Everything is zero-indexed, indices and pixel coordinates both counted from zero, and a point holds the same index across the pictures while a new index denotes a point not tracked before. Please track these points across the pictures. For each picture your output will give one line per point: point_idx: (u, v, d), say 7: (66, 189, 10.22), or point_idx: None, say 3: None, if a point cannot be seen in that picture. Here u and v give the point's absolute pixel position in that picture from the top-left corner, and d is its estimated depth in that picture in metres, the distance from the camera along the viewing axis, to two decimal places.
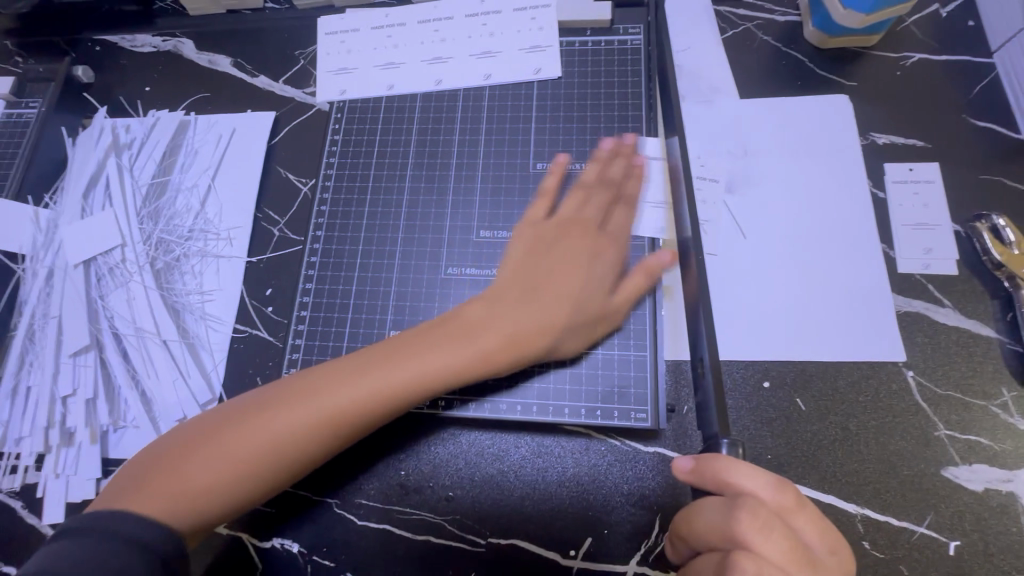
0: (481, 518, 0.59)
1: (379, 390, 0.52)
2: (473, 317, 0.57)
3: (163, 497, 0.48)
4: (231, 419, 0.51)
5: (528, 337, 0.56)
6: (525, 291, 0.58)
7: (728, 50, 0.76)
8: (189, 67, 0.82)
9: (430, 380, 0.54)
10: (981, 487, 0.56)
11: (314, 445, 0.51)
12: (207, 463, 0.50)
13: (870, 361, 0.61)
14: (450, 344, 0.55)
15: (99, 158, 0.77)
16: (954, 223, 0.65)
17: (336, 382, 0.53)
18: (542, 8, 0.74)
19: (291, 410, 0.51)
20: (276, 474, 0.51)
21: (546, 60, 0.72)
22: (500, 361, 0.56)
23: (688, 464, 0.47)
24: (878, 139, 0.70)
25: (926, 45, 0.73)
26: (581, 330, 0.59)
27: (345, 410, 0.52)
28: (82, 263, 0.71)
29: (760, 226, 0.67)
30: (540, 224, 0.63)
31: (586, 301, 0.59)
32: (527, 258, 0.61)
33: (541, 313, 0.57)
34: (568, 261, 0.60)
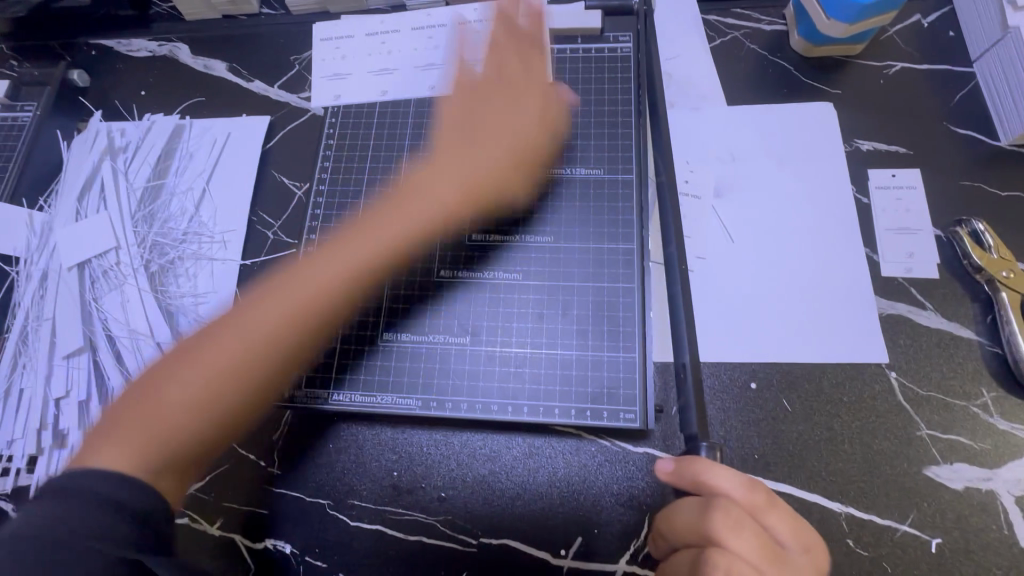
0: (473, 518, 0.60)
1: (343, 274, 0.60)
2: (414, 187, 0.65)
3: (148, 429, 0.49)
4: (199, 342, 0.54)
5: (478, 185, 0.65)
6: (465, 137, 0.66)
7: (716, 58, 0.78)
8: (184, 71, 0.83)
9: (388, 244, 0.62)
10: (961, 486, 0.57)
11: (289, 334, 0.57)
12: (186, 380, 0.52)
13: (854, 363, 0.62)
14: (398, 224, 0.63)
15: (94, 162, 0.77)
16: (935, 228, 0.67)
17: (297, 277, 0.59)
18: None
19: (258, 309, 0.56)
20: (261, 372, 0.55)
21: None
22: (456, 205, 0.64)
23: (669, 466, 0.47)
24: (862, 146, 0.71)
25: (908, 55, 0.75)
26: (523, 176, 0.67)
27: (314, 295, 0.58)
28: (76, 266, 0.72)
29: (747, 230, 0.68)
30: (454, 111, 0.68)
31: (526, 139, 0.67)
32: (457, 116, 0.67)
33: (485, 158, 0.65)
34: (499, 111, 0.66)
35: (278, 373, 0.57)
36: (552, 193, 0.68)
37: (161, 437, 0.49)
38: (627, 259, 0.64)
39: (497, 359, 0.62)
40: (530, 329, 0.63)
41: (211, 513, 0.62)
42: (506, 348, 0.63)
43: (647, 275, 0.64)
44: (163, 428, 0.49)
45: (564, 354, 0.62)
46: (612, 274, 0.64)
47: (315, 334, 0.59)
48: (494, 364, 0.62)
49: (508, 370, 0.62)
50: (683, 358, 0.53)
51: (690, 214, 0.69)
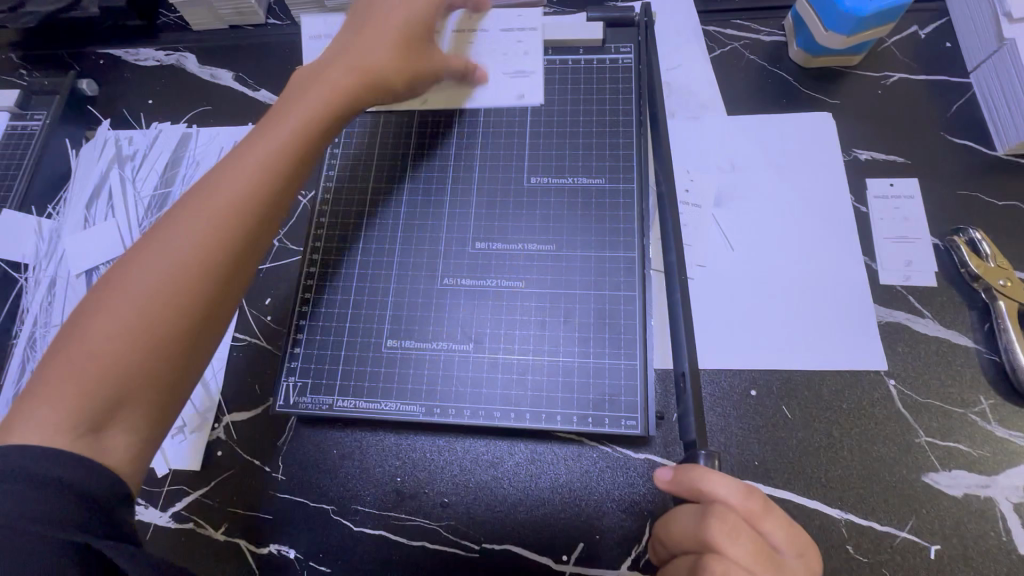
0: (475, 524, 0.61)
1: (258, 171, 0.53)
2: (319, 72, 0.62)
3: (80, 378, 0.44)
4: (119, 272, 0.48)
5: (369, 67, 0.63)
6: (349, 43, 0.64)
7: (715, 68, 0.79)
8: (192, 80, 0.84)
9: (307, 122, 0.58)
10: (960, 493, 0.58)
11: (218, 245, 0.50)
12: (110, 316, 0.46)
13: (852, 370, 0.63)
14: (303, 104, 0.59)
15: (102, 170, 0.79)
16: (933, 236, 0.68)
17: (208, 187, 0.52)
18: (528, 32, 0.75)
19: (170, 229, 0.50)
20: (194, 294, 0.48)
21: (530, 85, 0.74)
22: (348, 87, 0.61)
23: (667, 474, 0.48)
24: (861, 155, 0.72)
25: (906, 66, 0.76)
26: (407, 53, 0.65)
27: (232, 202, 0.51)
28: (84, 272, 0.73)
29: (746, 238, 0.69)
30: (346, 30, 0.66)
31: (405, 29, 0.65)
32: (349, 30, 0.66)
33: (371, 48, 0.63)
34: (389, 10, 0.65)
35: (219, 293, 0.50)
36: (554, 201, 0.69)
37: (97, 383, 0.45)
38: (628, 268, 0.65)
39: (500, 366, 0.63)
40: (533, 336, 0.64)
41: (217, 518, 0.63)
42: (508, 355, 0.63)
43: (647, 282, 0.64)
44: (93, 372, 0.45)
45: (565, 361, 0.62)
46: (613, 282, 0.65)
47: (253, 234, 0.52)
48: (497, 372, 0.63)
49: (510, 377, 0.62)
50: (682, 367, 0.54)
51: (690, 223, 0.70)
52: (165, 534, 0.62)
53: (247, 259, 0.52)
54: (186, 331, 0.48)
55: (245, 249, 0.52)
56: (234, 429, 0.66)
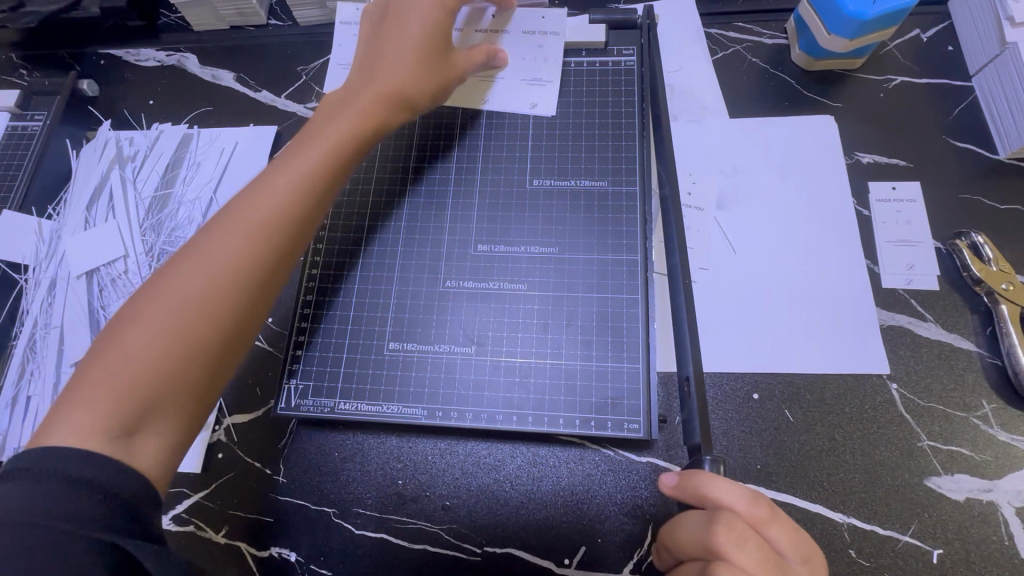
0: (477, 527, 0.61)
1: (290, 186, 0.53)
2: (346, 93, 0.60)
3: (117, 386, 0.44)
4: (155, 283, 0.48)
5: (395, 85, 0.60)
6: (372, 59, 0.62)
7: (718, 71, 0.79)
8: (193, 81, 0.84)
9: (337, 141, 0.57)
10: (962, 497, 0.58)
11: (251, 259, 0.50)
12: (146, 324, 0.46)
13: (855, 373, 0.62)
14: (331, 123, 0.58)
15: (102, 171, 0.78)
16: (935, 240, 0.68)
17: (244, 200, 0.52)
18: (552, 37, 0.74)
19: (207, 241, 0.50)
20: (229, 306, 0.48)
21: (543, 94, 0.73)
22: (375, 108, 0.60)
23: (673, 480, 0.49)
24: (863, 158, 0.72)
25: (907, 69, 0.76)
26: (432, 68, 0.63)
27: (267, 217, 0.51)
28: (85, 274, 0.72)
29: (748, 242, 0.69)
30: (368, 44, 0.64)
31: (429, 41, 0.62)
32: (369, 45, 0.64)
33: (397, 64, 0.61)
34: (410, 20, 0.62)
35: (252, 305, 0.50)
36: (557, 204, 0.69)
37: (131, 391, 0.44)
38: (631, 271, 0.65)
39: (502, 369, 0.63)
40: (535, 339, 0.63)
41: (218, 521, 0.62)
42: (510, 358, 0.63)
43: (649, 285, 0.64)
44: (126, 380, 0.44)
45: (568, 364, 0.62)
46: (616, 285, 0.65)
47: (286, 249, 0.52)
48: (499, 375, 0.63)
49: (512, 380, 0.62)
50: (686, 372, 0.54)
51: (693, 226, 0.70)
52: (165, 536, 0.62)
53: (280, 273, 0.52)
54: (224, 343, 0.48)
55: (280, 264, 0.52)
56: (235, 431, 0.66)
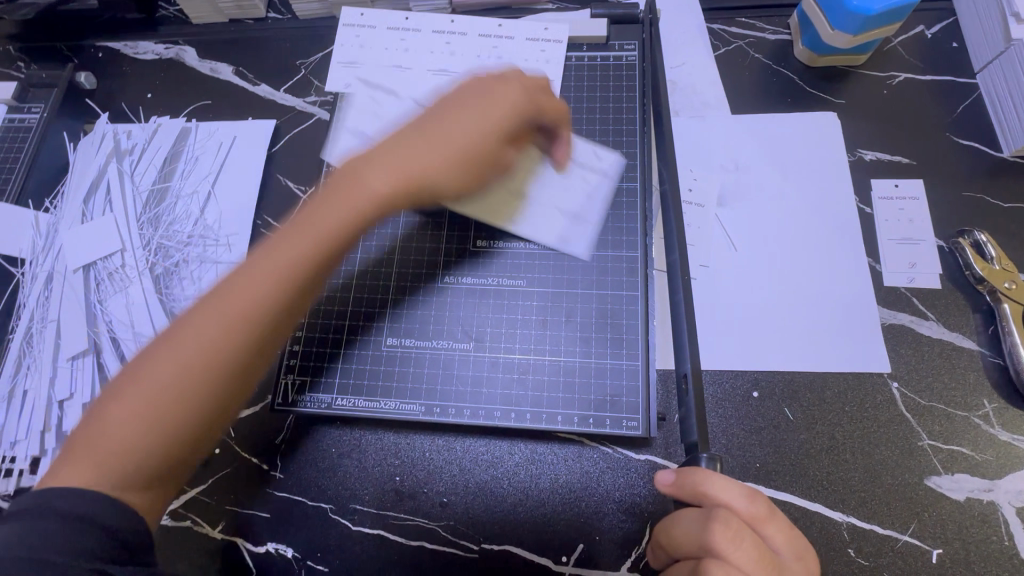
0: (475, 524, 0.60)
1: (280, 270, 0.48)
2: (360, 168, 0.53)
3: (103, 458, 0.43)
4: (140, 356, 0.46)
5: (417, 172, 0.53)
6: (408, 135, 0.55)
7: (720, 66, 0.78)
8: (191, 75, 0.83)
9: (340, 234, 0.51)
10: (963, 496, 0.57)
11: (229, 348, 0.46)
12: (128, 403, 0.44)
13: (856, 372, 0.62)
14: (337, 201, 0.51)
15: (100, 164, 0.78)
16: (938, 238, 0.67)
17: (236, 277, 0.48)
18: (601, 184, 0.67)
19: (191, 321, 0.47)
20: (202, 397, 0.46)
21: (580, 232, 0.66)
22: (389, 195, 0.52)
23: (670, 477, 0.48)
24: (866, 156, 0.71)
25: (911, 65, 0.76)
26: (473, 164, 0.56)
27: (251, 304, 0.47)
28: (81, 268, 0.72)
29: (750, 239, 0.68)
30: (412, 118, 0.58)
31: (475, 140, 0.55)
32: (414, 119, 0.57)
33: (428, 150, 0.54)
34: (463, 109, 0.56)
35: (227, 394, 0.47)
36: None
37: (113, 465, 0.43)
38: (631, 268, 0.65)
39: (501, 365, 0.62)
40: (534, 335, 0.63)
41: (214, 517, 0.62)
42: (509, 355, 0.63)
43: (649, 283, 0.64)
44: (109, 452, 0.43)
45: (567, 361, 0.62)
46: (616, 282, 0.64)
47: (270, 337, 0.48)
48: (498, 371, 0.62)
49: (511, 377, 0.62)
50: (683, 369, 0.54)
51: (695, 224, 0.69)
52: (162, 531, 0.62)
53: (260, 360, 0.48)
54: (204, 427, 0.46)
55: (260, 351, 0.48)
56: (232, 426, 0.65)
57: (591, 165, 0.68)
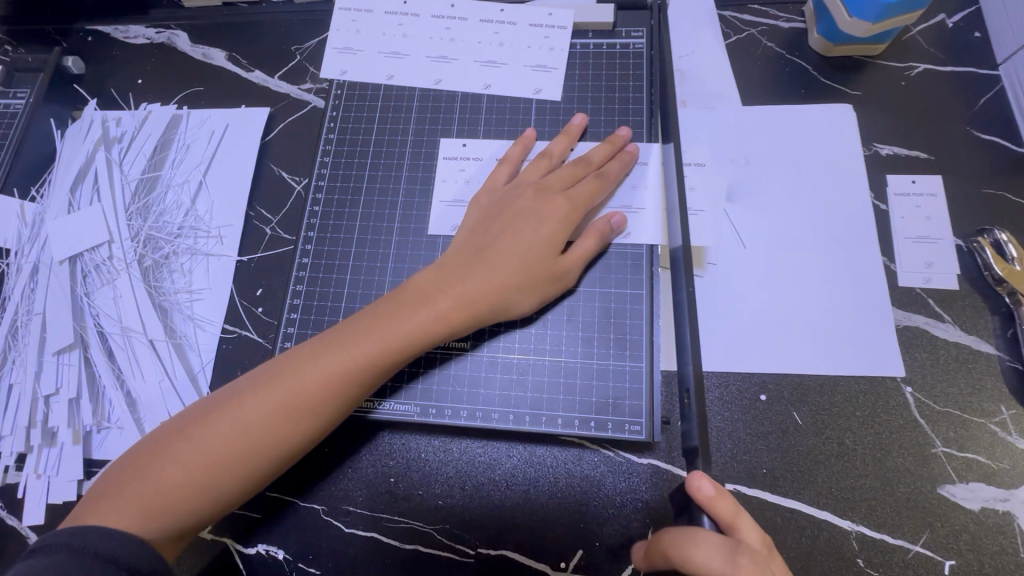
0: (471, 528, 0.58)
1: (343, 375, 0.51)
2: (432, 280, 0.56)
3: (148, 501, 0.47)
4: (202, 416, 0.49)
5: (479, 295, 0.55)
6: (475, 255, 0.57)
7: (731, 55, 0.75)
8: (183, 60, 0.81)
9: (404, 344, 0.52)
10: (977, 506, 0.55)
11: (283, 439, 0.49)
12: (185, 455, 0.48)
13: (869, 376, 0.60)
14: (404, 313, 0.53)
15: (87, 152, 0.75)
16: (955, 237, 0.65)
17: (303, 366, 0.51)
18: (639, 166, 0.64)
19: (256, 402, 0.49)
20: (253, 469, 0.49)
21: (646, 224, 0.62)
22: (453, 317, 0.54)
23: (711, 490, 0.45)
24: (881, 150, 0.69)
25: (931, 55, 0.73)
26: (534, 287, 0.57)
27: (312, 400, 0.50)
28: (67, 260, 0.70)
29: (760, 237, 0.66)
30: (478, 227, 0.60)
31: (534, 255, 0.57)
32: (479, 229, 0.59)
33: (491, 272, 0.56)
34: (525, 225, 0.58)
35: (271, 472, 0.50)
36: None
37: (155, 509, 0.46)
38: (636, 265, 0.62)
39: (500, 365, 0.60)
40: (534, 335, 0.61)
41: None
42: (508, 355, 0.60)
43: (655, 281, 0.61)
44: (155, 496, 0.47)
45: (568, 361, 0.60)
46: (620, 279, 0.61)
47: (322, 427, 0.51)
48: (496, 372, 0.60)
49: (510, 378, 0.60)
50: (686, 384, 0.52)
51: None
52: None
53: (306, 449, 0.51)
54: (242, 495, 0.50)
55: (309, 440, 0.51)
56: None
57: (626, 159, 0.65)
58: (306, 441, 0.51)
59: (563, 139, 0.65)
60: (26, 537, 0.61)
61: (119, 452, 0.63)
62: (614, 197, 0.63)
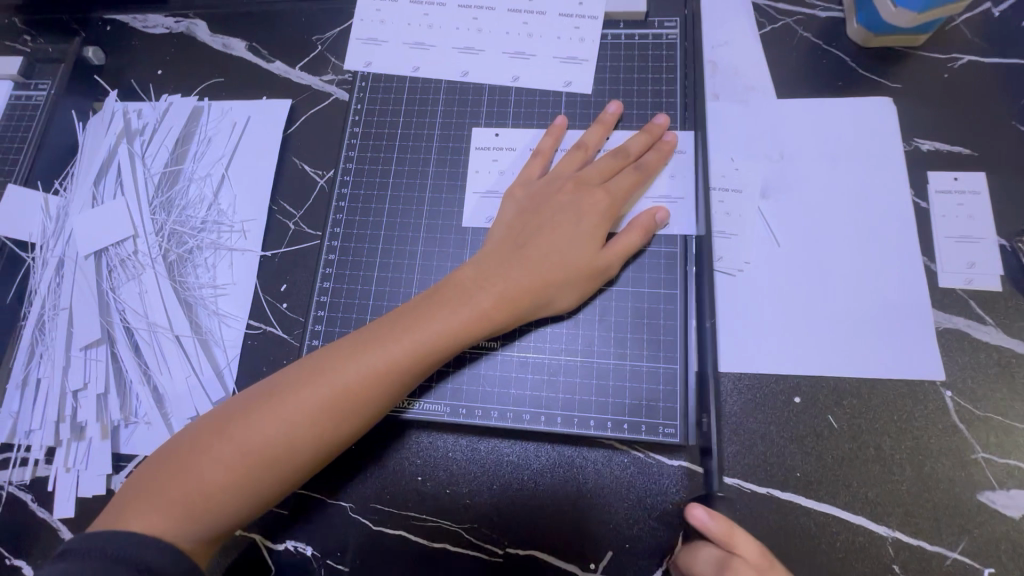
0: (500, 528, 0.58)
1: (385, 373, 0.50)
2: (472, 277, 0.55)
3: (190, 501, 0.46)
4: (241, 413, 0.49)
5: (519, 292, 0.54)
6: (515, 251, 0.56)
7: (766, 46, 0.72)
8: (204, 50, 0.79)
9: (444, 342, 0.52)
10: (1018, 514, 0.54)
11: (323, 439, 0.49)
12: (225, 455, 0.47)
13: (907, 379, 0.58)
14: (445, 310, 0.52)
15: (109, 144, 0.74)
16: (998, 236, 0.63)
17: (343, 364, 0.50)
18: (677, 155, 0.63)
19: (297, 400, 0.49)
20: (293, 469, 0.48)
21: (680, 216, 0.61)
22: (494, 315, 0.53)
23: (703, 515, 0.50)
24: (922, 146, 0.66)
25: (976, 46, 0.70)
26: (575, 283, 0.56)
27: (351, 400, 0.49)
28: (92, 254, 0.69)
29: (796, 235, 0.64)
30: (516, 221, 0.58)
31: (576, 249, 0.56)
32: (517, 224, 0.58)
33: (530, 269, 0.55)
34: (564, 220, 0.57)
35: (310, 470, 0.50)
36: None
37: (196, 509, 0.46)
38: (670, 263, 0.60)
39: (530, 366, 0.59)
40: (565, 334, 0.60)
41: None
42: (538, 355, 0.60)
43: (689, 280, 0.60)
44: (195, 497, 0.47)
45: (600, 362, 0.59)
46: (653, 278, 0.60)
47: (360, 426, 0.50)
48: (527, 372, 0.59)
49: (540, 378, 0.59)
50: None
51: (734, 211, 0.65)
52: None
53: (345, 447, 0.51)
54: (281, 494, 0.49)
55: (348, 439, 0.50)
56: None
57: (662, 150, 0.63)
58: (345, 439, 0.50)
59: (597, 129, 0.63)
60: (56, 529, 0.62)
61: (147, 448, 0.63)
62: (652, 188, 0.62)
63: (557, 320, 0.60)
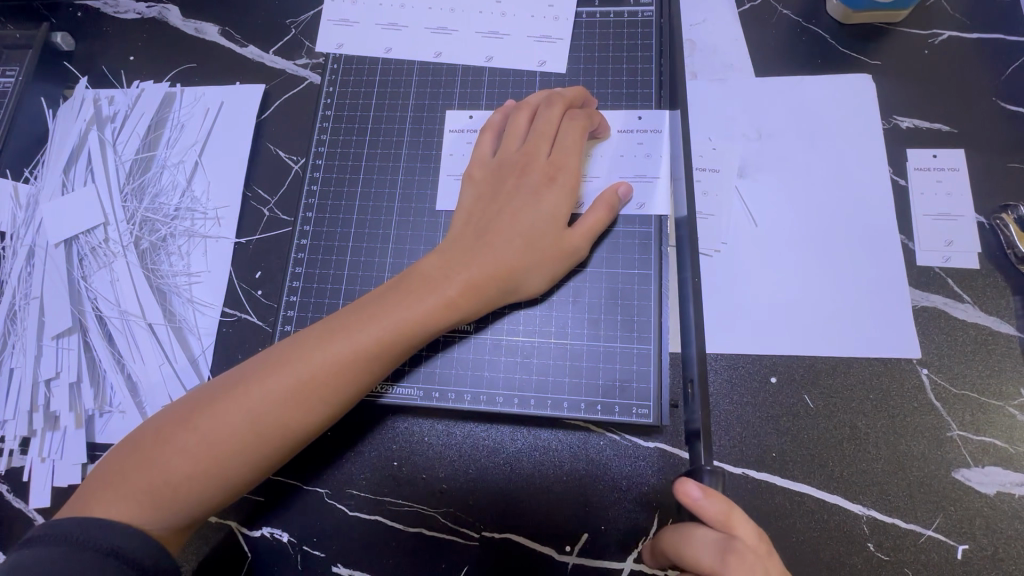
0: (475, 511, 0.58)
1: (351, 362, 0.49)
2: (439, 264, 0.54)
3: (156, 489, 0.46)
4: (207, 403, 0.48)
5: (486, 278, 0.53)
6: (477, 237, 0.55)
7: (745, 24, 0.71)
8: (175, 35, 0.78)
9: (410, 330, 0.51)
10: (992, 491, 0.54)
11: (291, 427, 0.48)
12: (191, 443, 0.47)
13: (883, 358, 0.58)
14: (411, 299, 0.52)
15: (79, 131, 0.74)
16: (977, 214, 0.62)
17: (309, 353, 0.49)
18: (651, 133, 0.62)
19: (263, 390, 0.48)
20: (263, 457, 0.48)
21: (653, 195, 0.60)
22: (461, 303, 0.53)
23: (698, 493, 0.43)
24: (901, 123, 0.66)
25: (956, 21, 0.69)
26: (544, 264, 0.55)
27: (319, 389, 0.49)
28: (62, 242, 0.68)
29: (773, 214, 0.63)
30: (476, 206, 0.58)
31: (541, 229, 0.55)
32: (477, 210, 0.57)
33: (495, 253, 0.54)
34: (523, 200, 0.56)
35: (280, 458, 0.49)
36: None
37: (162, 498, 0.46)
38: (644, 244, 0.60)
39: (504, 348, 0.59)
40: (539, 316, 0.59)
41: None
42: (512, 338, 0.59)
43: (663, 260, 0.60)
44: (162, 486, 0.46)
45: (574, 344, 0.58)
46: (627, 259, 0.60)
47: (329, 414, 0.50)
48: (501, 355, 0.59)
49: (514, 361, 0.59)
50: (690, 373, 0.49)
51: (711, 190, 0.65)
52: None
53: (315, 435, 0.51)
54: (250, 482, 0.49)
55: (317, 427, 0.50)
56: None
57: (635, 129, 0.62)
58: (314, 426, 0.50)
59: (541, 97, 0.61)
60: (31, 520, 0.61)
61: (122, 437, 0.63)
62: (625, 168, 0.61)
63: (529, 304, 0.59)
